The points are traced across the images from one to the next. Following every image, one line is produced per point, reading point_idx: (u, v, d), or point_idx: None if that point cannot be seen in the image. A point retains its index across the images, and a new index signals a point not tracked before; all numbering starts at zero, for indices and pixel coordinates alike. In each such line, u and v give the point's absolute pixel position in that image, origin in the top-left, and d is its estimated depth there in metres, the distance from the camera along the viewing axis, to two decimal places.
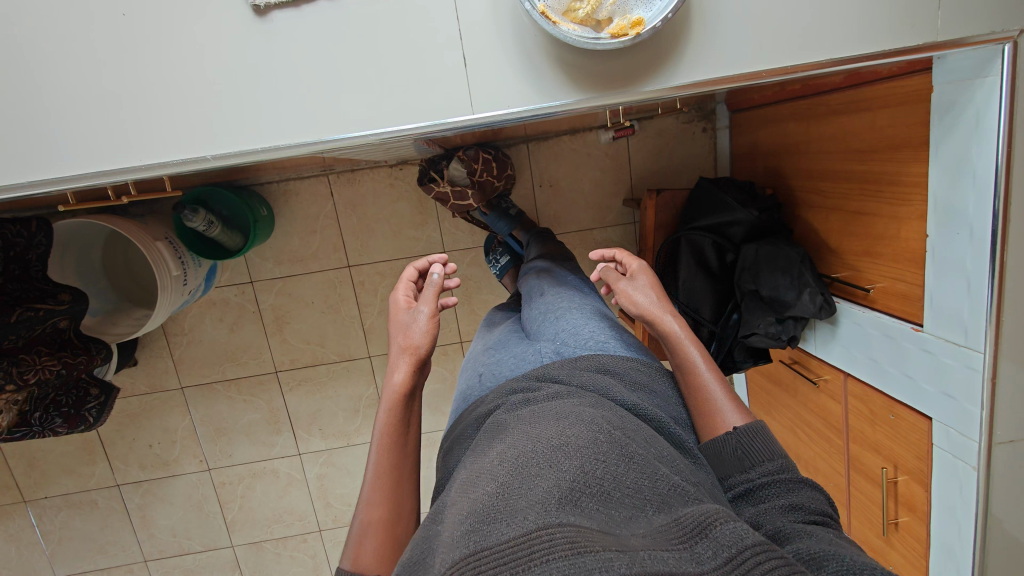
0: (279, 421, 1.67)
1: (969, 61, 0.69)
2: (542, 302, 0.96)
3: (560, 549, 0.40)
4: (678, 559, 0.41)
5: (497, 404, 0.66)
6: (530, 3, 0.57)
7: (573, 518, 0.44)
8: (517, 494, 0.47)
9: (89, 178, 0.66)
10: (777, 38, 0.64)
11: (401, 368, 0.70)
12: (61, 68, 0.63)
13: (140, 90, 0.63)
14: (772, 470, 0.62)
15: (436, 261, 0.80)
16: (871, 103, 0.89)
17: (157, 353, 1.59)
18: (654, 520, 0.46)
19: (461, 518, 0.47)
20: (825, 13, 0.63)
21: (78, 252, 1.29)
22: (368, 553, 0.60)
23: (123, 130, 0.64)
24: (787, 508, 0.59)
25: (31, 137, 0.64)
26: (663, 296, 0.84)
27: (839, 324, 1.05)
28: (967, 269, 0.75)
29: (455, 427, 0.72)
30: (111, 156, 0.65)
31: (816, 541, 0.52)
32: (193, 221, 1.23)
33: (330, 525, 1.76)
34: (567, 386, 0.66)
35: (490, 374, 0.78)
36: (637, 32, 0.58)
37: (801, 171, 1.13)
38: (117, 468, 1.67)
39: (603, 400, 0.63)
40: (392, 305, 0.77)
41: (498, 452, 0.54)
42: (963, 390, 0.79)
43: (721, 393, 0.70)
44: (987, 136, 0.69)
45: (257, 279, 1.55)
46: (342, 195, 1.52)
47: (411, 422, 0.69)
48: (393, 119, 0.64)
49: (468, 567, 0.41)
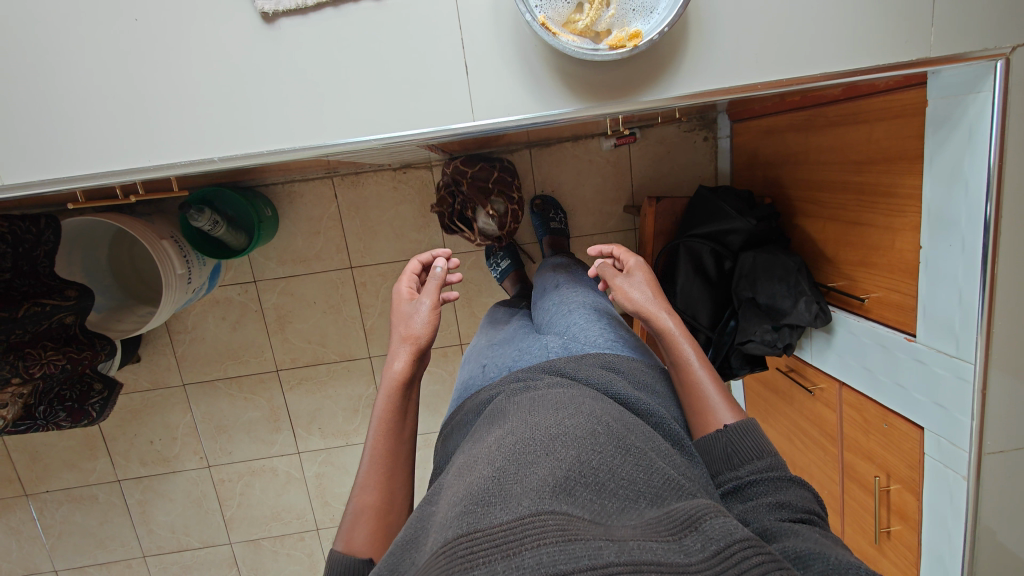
0: (279, 419, 1.69)
1: (963, 77, 0.70)
2: (550, 302, 0.97)
3: (552, 535, 0.41)
4: (666, 550, 0.42)
5: (498, 392, 0.68)
6: (531, 14, 0.58)
7: (566, 506, 0.45)
8: (513, 479, 0.48)
9: (100, 178, 0.68)
10: (771, 52, 0.65)
11: (401, 357, 0.71)
12: (73, 71, 0.64)
13: (150, 93, 0.65)
14: (761, 467, 0.63)
15: (440, 255, 0.81)
16: (867, 115, 0.90)
17: (160, 350, 1.61)
18: (645, 513, 0.48)
19: (458, 500, 0.48)
20: (820, 27, 0.64)
21: (86, 251, 1.31)
22: (360, 538, 0.62)
23: (133, 132, 0.66)
24: (774, 506, 0.59)
25: (44, 138, 0.66)
26: (660, 294, 0.85)
27: (834, 332, 1.06)
28: (959, 281, 0.76)
29: (455, 415, 0.73)
30: (120, 157, 0.67)
31: (804, 540, 0.53)
32: (199, 220, 1.25)
33: (327, 523, 1.78)
34: (571, 379, 0.68)
35: (493, 366, 0.79)
36: (634, 44, 0.59)
37: (800, 180, 1.14)
38: (118, 463, 1.69)
39: (602, 395, 0.64)
40: (395, 296, 0.78)
41: (496, 439, 0.56)
42: (953, 401, 0.80)
43: (714, 390, 0.71)
44: (979, 148, 0.70)
45: (260, 278, 1.57)
46: (345, 196, 1.53)
47: (409, 410, 0.70)
48: (396, 123, 0.66)
49: (461, 546, 0.42)
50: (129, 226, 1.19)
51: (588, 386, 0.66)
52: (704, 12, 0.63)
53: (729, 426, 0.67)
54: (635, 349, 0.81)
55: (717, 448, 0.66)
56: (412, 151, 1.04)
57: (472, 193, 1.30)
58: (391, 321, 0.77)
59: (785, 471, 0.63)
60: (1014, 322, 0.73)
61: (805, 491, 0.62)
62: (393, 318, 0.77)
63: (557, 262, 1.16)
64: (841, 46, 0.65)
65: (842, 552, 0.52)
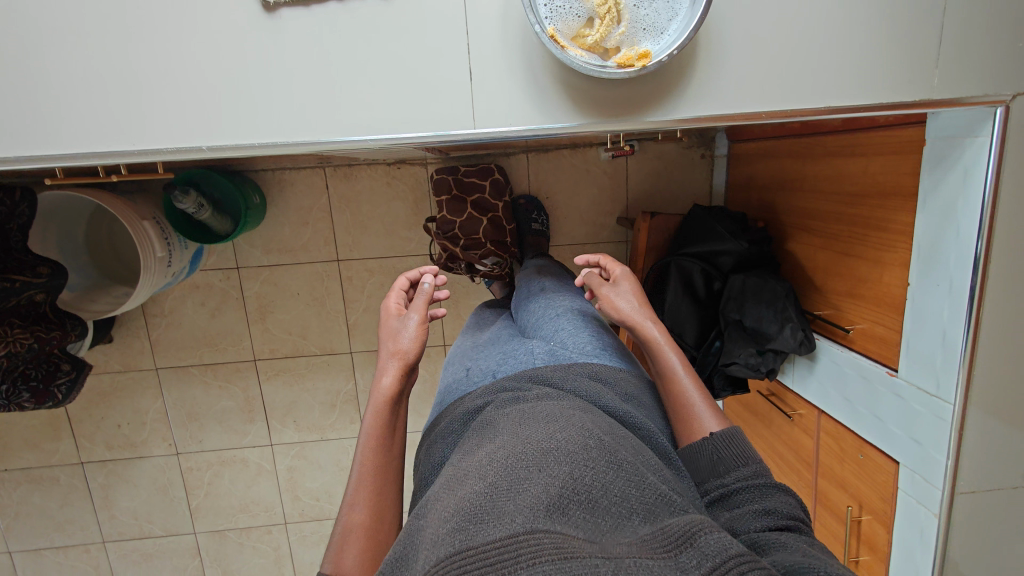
0: (253, 410, 1.65)
1: (962, 119, 0.71)
2: (534, 305, 0.96)
3: (547, 556, 0.40)
4: (663, 569, 0.41)
5: (486, 400, 0.67)
6: (540, 25, 0.57)
7: (560, 525, 0.44)
8: (506, 495, 0.47)
9: (80, 159, 0.65)
10: (778, 83, 0.65)
11: (390, 372, 0.70)
12: (58, 45, 0.62)
13: (139, 75, 0.62)
14: (747, 474, 0.62)
15: (428, 271, 0.80)
16: (865, 149, 0.90)
17: (134, 332, 1.56)
18: (639, 529, 0.47)
19: (447, 517, 0.47)
20: (829, 61, 0.64)
21: (61, 226, 1.27)
22: (350, 560, 0.58)
23: (118, 114, 0.63)
24: (760, 513, 0.59)
25: (22, 112, 0.63)
26: (646, 303, 0.84)
27: (817, 359, 1.07)
28: (944, 320, 0.76)
29: (438, 422, 0.72)
30: (103, 139, 0.64)
31: (794, 549, 0.52)
32: (184, 202, 1.21)
33: (296, 518, 1.75)
34: (559, 389, 0.67)
35: (477, 370, 0.77)
36: (643, 64, 0.58)
37: (794, 206, 1.15)
38: (82, 445, 1.64)
39: (591, 406, 0.63)
40: (383, 310, 0.77)
41: (487, 449, 0.55)
42: (930, 438, 0.80)
43: (699, 398, 0.71)
44: (973, 190, 0.71)
45: (243, 265, 1.54)
46: (337, 188, 1.51)
47: (397, 426, 0.69)
48: (396, 124, 0.64)
49: (453, 566, 0.41)
50: (106, 202, 1.14)
51: (577, 397, 0.65)
52: (714, 37, 0.63)
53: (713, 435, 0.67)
54: (619, 357, 0.80)
55: (702, 457, 0.66)
56: (409, 149, 1.02)
57: (465, 253, 1.37)
58: (379, 336, 0.76)
59: (770, 478, 0.62)
60: (996, 367, 0.74)
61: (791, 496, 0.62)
62: (381, 332, 0.76)
63: (545, 266, 1.15)
64: (848, 82, 0.65)
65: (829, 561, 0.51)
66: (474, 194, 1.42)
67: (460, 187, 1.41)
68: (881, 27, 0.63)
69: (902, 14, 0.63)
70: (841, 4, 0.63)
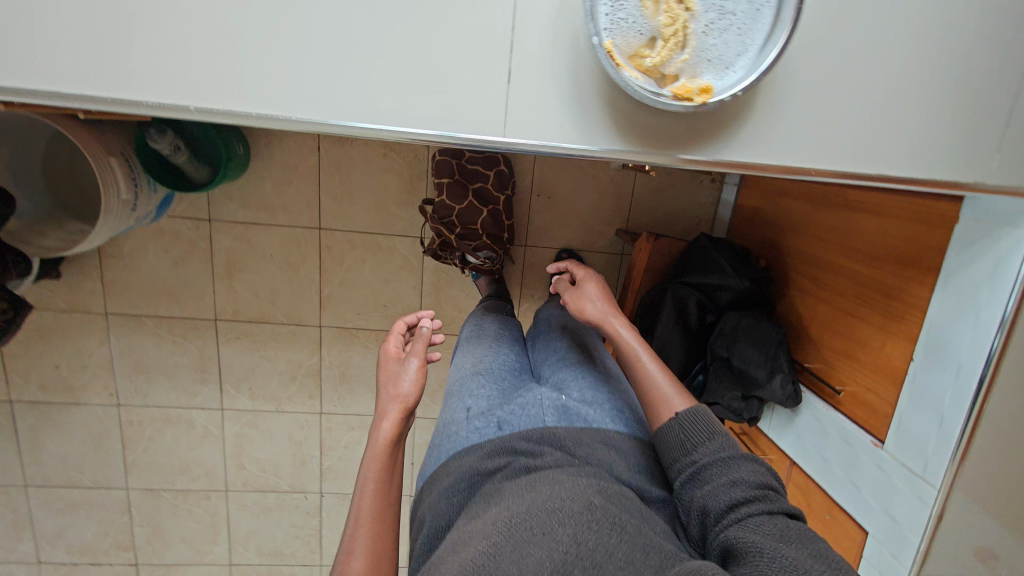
0: (207, 371, 1.56)
1: (1006, 206, 0.69)
2: (542, 346, 0.95)
3: None
4: None
5: (492, 455, 0.66)
6: (598, 38, 0.51)
7: None
8: (509, 560, 0.48)
9: (61, 98, 0.57)
10: (832, 142, 0.60)
11: (390, 416, 0.75)
12: None
13: (150, 17, 0.54)
14: (715, 454, 0.63)
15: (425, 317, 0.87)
16: (889, 212, 0.88)
17: (85, 271, 1.44)
18: None
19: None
20: (892, 127, 0.60)
21: (14, 147, 1.15)
22: None
23: (117, 55, 0.55)
24: (727, 488, 0.59)
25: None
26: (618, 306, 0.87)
27: (799, 413, 1.06)
28: (944, 407, 0.75)
29: (442, 471, 0.70)
30: (92, 79, 0.56)
31: (767, 540, 0.52)
32: (158, 143, 1.10)
33: (238, 486, 1.68)
34: (566, 451, 0.66)
35: (475, 411, 0.74)
36: (703, 99, 0.53)
37: (800, 252, 1.12)
38: (13, 383, 1.51)
39: (603, 473, 0.63)
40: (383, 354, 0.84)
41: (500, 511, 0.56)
42: (906, 517, 0.80)
43: (662, 379, 0.74)
44: (1002, 285, 0.69)
45: (216, 218, 1.43)
46: (329, 152, 1.40)
47: (395, 467, 0.73)
48: (420, 116, 0.59)
49: None
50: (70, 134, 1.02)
51: (587, 465, 0.65)
52: (777, 81, 0.58)
53: (679, 417, 0.68)
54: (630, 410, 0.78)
55: (676, 441, 0.66)
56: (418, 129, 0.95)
57: (460, 242, 1.32)
58: (377, 380, 0.81)
59: (738, 454, 0.62)
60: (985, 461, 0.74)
61: (762, 468, 0.62)
62: (381, 377, 0.82)
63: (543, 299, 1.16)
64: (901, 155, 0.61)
65: (797, 552, 0.51)
66: (477, 181, 1.35)
67: (462, 173, 1.34)
68: (948, 103, 0.60)
69: (973, 93, 0.60)
70: (920, 71, 0.58)
